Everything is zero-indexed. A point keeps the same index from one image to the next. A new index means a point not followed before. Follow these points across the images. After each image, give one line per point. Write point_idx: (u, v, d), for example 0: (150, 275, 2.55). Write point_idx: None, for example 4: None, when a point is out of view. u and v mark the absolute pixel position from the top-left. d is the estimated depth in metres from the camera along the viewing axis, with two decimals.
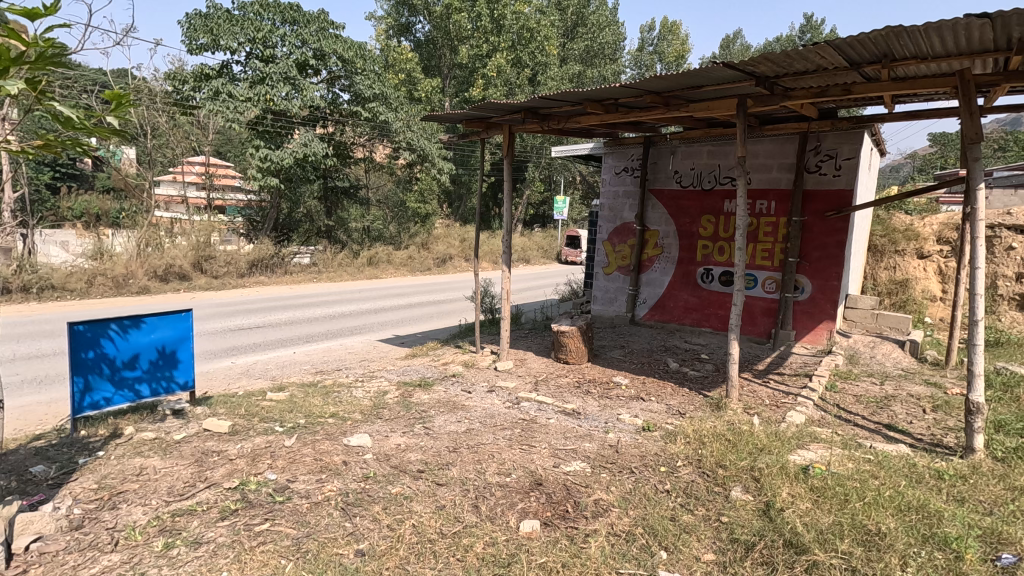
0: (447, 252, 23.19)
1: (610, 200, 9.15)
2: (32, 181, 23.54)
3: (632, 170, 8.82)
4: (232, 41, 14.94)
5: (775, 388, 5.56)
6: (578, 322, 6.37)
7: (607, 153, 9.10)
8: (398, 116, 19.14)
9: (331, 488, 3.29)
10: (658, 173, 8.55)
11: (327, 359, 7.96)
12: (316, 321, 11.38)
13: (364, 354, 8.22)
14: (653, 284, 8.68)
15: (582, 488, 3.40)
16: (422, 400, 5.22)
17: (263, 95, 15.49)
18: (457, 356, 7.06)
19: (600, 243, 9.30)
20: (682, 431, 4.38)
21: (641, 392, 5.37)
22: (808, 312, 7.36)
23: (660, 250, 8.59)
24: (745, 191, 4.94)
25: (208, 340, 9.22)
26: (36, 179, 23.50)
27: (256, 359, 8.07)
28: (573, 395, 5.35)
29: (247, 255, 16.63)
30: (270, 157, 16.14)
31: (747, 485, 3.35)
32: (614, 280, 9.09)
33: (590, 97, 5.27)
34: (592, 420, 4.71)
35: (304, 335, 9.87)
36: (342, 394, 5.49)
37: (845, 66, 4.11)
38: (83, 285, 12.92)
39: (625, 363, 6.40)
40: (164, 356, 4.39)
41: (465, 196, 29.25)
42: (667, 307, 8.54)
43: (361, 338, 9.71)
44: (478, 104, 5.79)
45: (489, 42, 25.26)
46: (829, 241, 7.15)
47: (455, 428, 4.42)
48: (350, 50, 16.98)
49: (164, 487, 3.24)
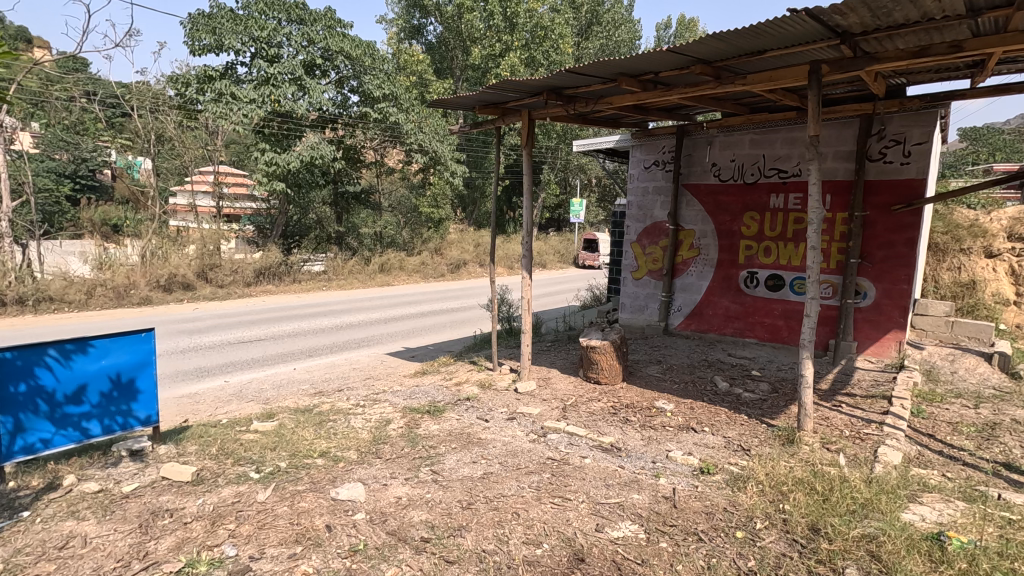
0: (461, 258, 22.56)
1: (639, 197, 8.29)
2: (52, 193, 23.49)
3: (664, 164, 7.96)
4: (234, 40, 14.37)
5: (852, 414, 4.65)
6: (610, 336, 5.52)
7: (635, 145, 8.24)
8: (409, 117, 18.52)
9: (304, 570, 2.49)
10: (693, 166, 7.69)
11: (328, 377, 7.22)
12: (323, 332, 10.71)
13: (371, 371, 7.47)
14: (688, 290, 7.80)
15: (636, 568, 2.57)
16: (431, 432, 4.40)
17: (269, 96, 14.96)
18: (472, 374, 6.25)
19: (628, 244, 8.43)
20: (752, 476, 3.51)
21: (690, 421, 4.50)
22: (871, 320, 6.43)
23: (696, 251, 7.71)
24: (819, 177, 4.04)
25: (204, 355, 8.57)
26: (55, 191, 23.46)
27: (252, 376, 7.38)
28: (609, 425, 4.50)
29: (254, 263, 16.07)
30: (275, 161, 15.53)
31: (863, 567, 2.48)
32: (645, 286, 8.24)
33: (626, 70, 4.41)
34: (636, 459, 3.87)
35: (309, 349, 9.18)
36: (338, 424, 4.70)
37: (960, 15, 3.21)
38: (81, 296, 12.38)
39: (666, 384, 5.52)
40: (119, 386, 3.65)
41: (479, 200, 28.58)
42: (705, 315, 7.66)
43: (370, 352, 8.98)
44: (492, 84, 4.89)
45: (502, 42, 24.60)
46: (896, 239, 6.21)
47: (469, 471, 3.60)
48: (358, 48, 16.39)
49: (88, 570, 2.47)
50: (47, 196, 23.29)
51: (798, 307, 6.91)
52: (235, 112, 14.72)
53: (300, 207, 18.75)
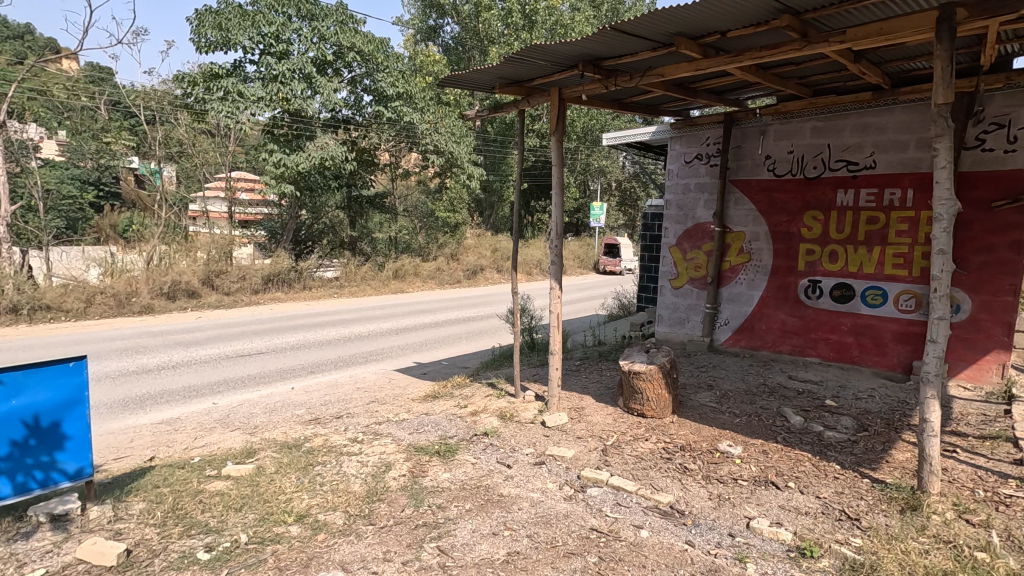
0: (477, 263, 21.79)
1: (678, 195, 7.35)
2: (76, 201, 23.47)
3: (708, 157, 7.02)
4: (242, 36, 13.79)
5: (977, 465, 3.64)
6: (657, 359, 4.59)
7: (674, 137, 7.31)
8: (424, 117, 17.86)
9: None
10: (742, 159, 6.74)
11: (327, 400, 6.35)
12: (329, 345, 9.92)
13: (377, 392, 6.62)
14: (737, 301, 6.84)
15: None
16: (441, 484, 3.53)
17: (278, 94, 14.33)
18: (491, 400, 5.36)
19: (666, 249, 7.49)
20: (877, 565, 2.55)
21: (768, 474, 3.55)
22: (965, 338, 5.40)
23: (746, 257, 6.75)
24: (949, 158, 3.07)
25: (196, 372, 7.81)
26: (80, 199, 23.42)
27: (242, 398, 6.57)
28: (664, 477, 3.57)
29: (261, 269, 15.38)
30: (285, 162, 14.97)
31: None
32: (685, 296, 7.30)
33: (686, 28, 3.49)
34: (709, 531, 2.93)
35: (312, 364, 8.37)
36: (329, 468, 3.86)
37: None
38: (79, 305, 11.79)
39: (725, 417, 4.57)
40: (38, 433, 2.85)
41: (496, 204, 27.82)
42: (757, 330, 6.69)
43: (377, 368, 8.14)
44: (516, 52, 4.00)
45: (520, 40, 23.80)
46: (997, 241, 5.17)
47: (488, 552, 2.70)
48: (370, 44, 15.72)
49: None
50: (68, 203, 22.89)
51: (871, 322, 5.89)
52: (243, 111, 14.10)
53: (310, 211, 18.03)
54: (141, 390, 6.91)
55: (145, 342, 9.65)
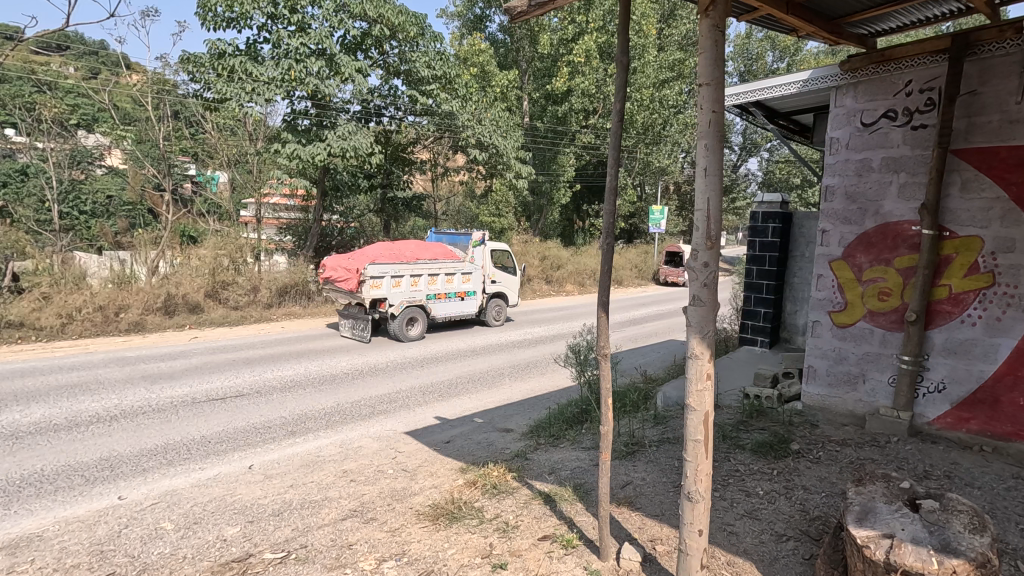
0: (524, 274, 19.41)
1: (849, 177, 4.62)
2: None
3: (909, 114, 4.26)
4: (250, 6, 11.89)
5: None
6: (955, 538, 1.96)
7: (845, 85, 4.60)
8: (465, 106, 15.62)
9: None
10: (980, 112, 3.96)
11: (286, 504, 3.98)
12: (332, 383, 7.60)
13: (364, 489, 4.18)
14: (964, 352, 4.04)
15: None
16: None
17: (290, 72, 12.33)
18: (553, 555, 2.84)
19: (827, 263, 4.78)
20: None
21: None
22: None
23: (985, 279, 3.95)
24: None
25: (134, 430, 5.62)
26: None
27: (165, 489, 4.28)
28: None
29: (277, 279, 13.37)
30: (300, 154, 12.91)
31: None
32: (860, 339, 4.55)
33: None
34: None
35: (296, 420, 6.02)
36: None
37: None
38: (56, 322, 9.97)
39: None
40: None
41: (545, 208, 25.28)
42: (1007, 407, 3.88)
43: (380, 430, 5.71)
44: None
45: (575, 24, 21.49)
46: None
47: None
48: (402, 16, 13.57)
49: None
50: None
51: None
52: (253, 94, 12.21)
53: (339, 215, 16.03)
54: (34, 466, 4.71)
55: (107, 374, 7.64)
